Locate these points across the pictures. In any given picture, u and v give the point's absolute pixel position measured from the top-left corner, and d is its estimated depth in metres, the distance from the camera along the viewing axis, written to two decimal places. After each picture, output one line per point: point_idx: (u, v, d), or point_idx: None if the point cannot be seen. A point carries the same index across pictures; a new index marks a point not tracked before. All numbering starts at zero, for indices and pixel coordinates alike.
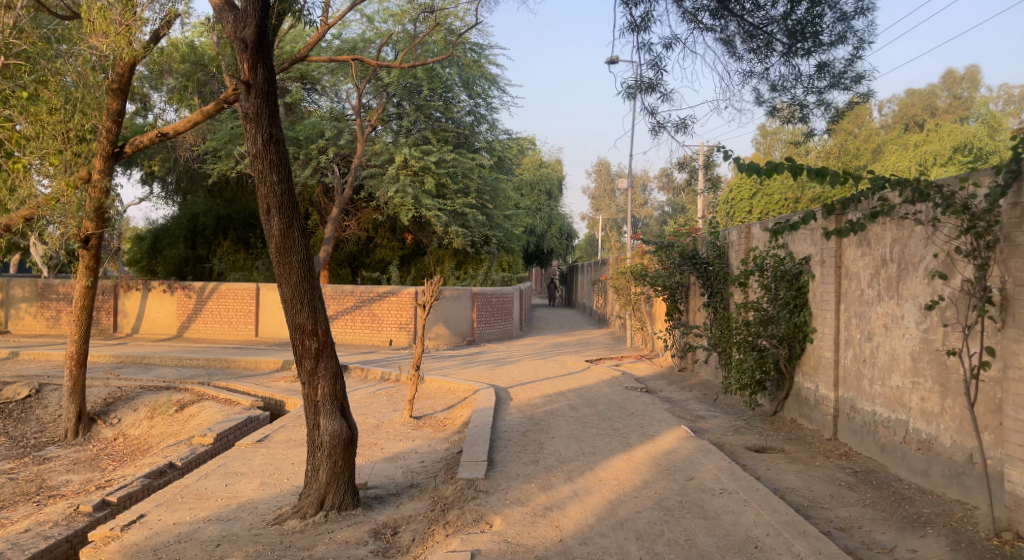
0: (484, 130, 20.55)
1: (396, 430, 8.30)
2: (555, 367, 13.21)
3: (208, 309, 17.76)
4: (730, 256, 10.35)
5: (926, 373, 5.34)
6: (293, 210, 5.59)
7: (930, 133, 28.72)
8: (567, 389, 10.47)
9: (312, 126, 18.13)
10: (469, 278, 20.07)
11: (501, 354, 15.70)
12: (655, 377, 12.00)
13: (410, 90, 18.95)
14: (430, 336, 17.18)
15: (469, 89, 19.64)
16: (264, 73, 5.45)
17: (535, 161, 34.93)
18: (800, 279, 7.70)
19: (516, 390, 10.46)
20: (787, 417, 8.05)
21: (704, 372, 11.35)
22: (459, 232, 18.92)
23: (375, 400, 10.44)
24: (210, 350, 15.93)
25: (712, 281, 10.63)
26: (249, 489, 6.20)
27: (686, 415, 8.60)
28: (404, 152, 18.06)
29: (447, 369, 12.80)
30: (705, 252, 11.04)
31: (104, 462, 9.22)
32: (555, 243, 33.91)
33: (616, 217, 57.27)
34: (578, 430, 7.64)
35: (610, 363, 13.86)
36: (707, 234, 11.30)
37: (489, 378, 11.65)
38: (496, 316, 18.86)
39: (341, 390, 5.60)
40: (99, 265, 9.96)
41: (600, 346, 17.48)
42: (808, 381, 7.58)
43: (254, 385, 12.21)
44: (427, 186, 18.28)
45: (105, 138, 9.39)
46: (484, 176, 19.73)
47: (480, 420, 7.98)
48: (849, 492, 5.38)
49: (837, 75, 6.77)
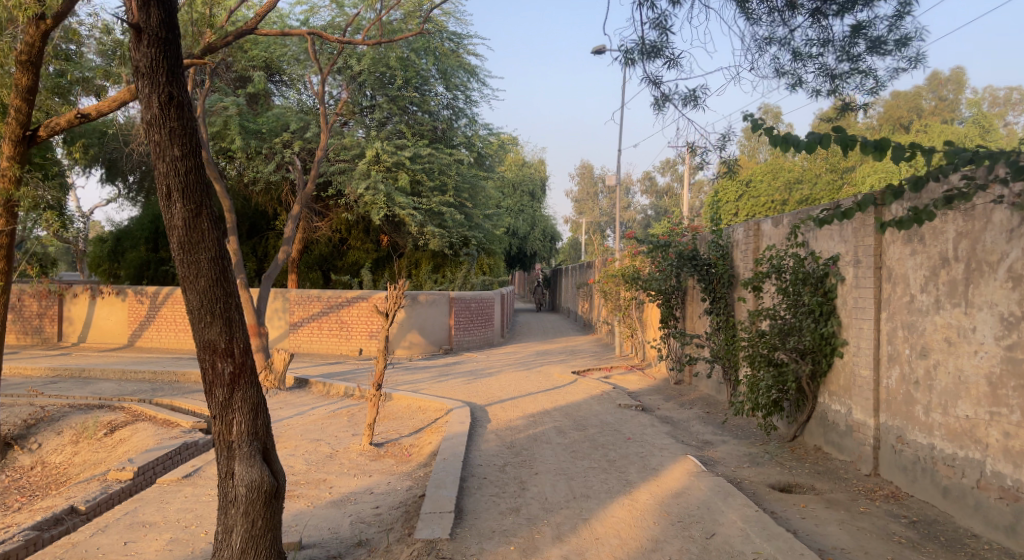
0: (463, 125, 19.35)
1: (351, 463, 7.01)
2: (539, 380, 11.98)
3: (162, 316, 16.32)
4: (735, 257, 9.24)
5: (1012, 402, 4.22)
6: (203, 195, 4.32)
7: (920, 134, 28.04)
8: (552, 408, 9.27)
9: (275, 118, 16.71)
10: (447, 282, 18.83)
11: (480, 364, 14.50)
12: (649, 391, 10.84)
13: (382, 81, 17.67)
14: (403, 344, 15.92)
15: (446, 80, 18.41)
16: (160, 14, 4.16)
17: (519, 161, 33.74)
18: (826, 283, 6.58)
19: (495, 408, 9.24)
20: (809, 443, 6.90)
21: (705, 388, 10.19)
22: (435, 232, 17.68)
23: (334, 422, 9.13)
24: (161, 361, 14.52)
25: (714, 285, 9.49)
26: (153, 548, 4.91)
27: (691, 442, 7.41)
28: (376, 147, 16.81)
29: (418, 383, 11.56)
30: (707, 252, 9.89)
31: (10, 498, 7.84)
32: (538, 246, 32.80)
33: (600, 220, 56.44)
34: (568, 463, 6.41)
35: (599, 375, 12.68)
36: (708, 233, 10.16)
37: (465, 394, 10.39)
38: (475, 322, 17.63)
39: (265, 429, 4.34)
40: (13, 268, 8.53)
41: (587, 355, 16.31)
42: (836, 403, 6.43)
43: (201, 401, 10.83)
44: (401, 183, 17.06)
45: (14, 118, 8.03)
46: (462, 173, 18.48)
47: (450, 450, 6.72)
48: (914, 555, 4.23)
49: (876, 38, 5.66)
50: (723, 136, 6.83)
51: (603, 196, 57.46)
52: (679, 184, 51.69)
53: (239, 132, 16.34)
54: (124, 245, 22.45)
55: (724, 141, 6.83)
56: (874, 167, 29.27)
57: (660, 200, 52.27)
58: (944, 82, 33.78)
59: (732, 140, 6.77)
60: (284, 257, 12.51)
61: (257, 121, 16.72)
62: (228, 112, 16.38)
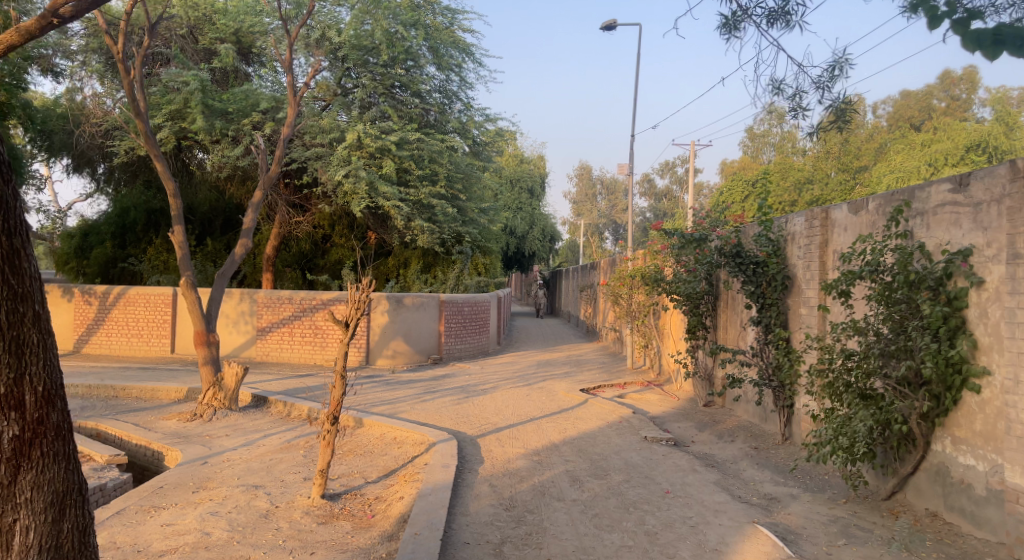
0: (457, 110, 17.48)
1: (289, 530, 5.09)
2: (542, 400, 10.10)
3: (113, 320, 14.38)
4: (791, 253, 7.42)
5: None
6: None
7: (939, 140, 27.07)
8: (561, 441, 7.42)
9: (244, 96, 14.69)
10: (438, 284, 16.89)
11: (473, 377, 12.65)
12: (676, 417, 9.01)
13: (368, 59, 15.99)
14: (386, 353, 14.00)
15: (437, 59, 16.55)
16: None
17: (517, 156, 31.75)
18: (950, 287, 4.74)
19: (490, 441, 7.38)
20: (918, 506, 5.05)
21: (748, 414, 8.38)
22: (424, 227, 15.84)
23: (285, 458, 7.19)
24: (103, 372, 12.56)
25: (764, 289, 7.65)
26: None
27: (752, 499, 5.55)
28: (357, 130, 14.88)
29: (398, 403, 9.69)
30: (753, 248, 7.99)
31: None
32: (537, 247, 30.99)
33: (597, 223, 54.77)
34: (593, 540, 4.57)
35: (613, 393, 10.83)
36: (753, 225, 8.29)
37: (453, 420, 8.49)
38: (469, 328, 15.73)
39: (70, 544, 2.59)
40: None
41: (594, 366, 14.48)
42: (967, 456, 4.60)
43: (133, 425, 8.85)
44: (385, 171, 15.15)
45: None
46: (456, 161, 16.51)
47: (426, 518, 4.82)
48: None
49: None
50: (826, 70, 4.92)
51: (602, 198, 55.68)
52: (680, 186, 50.14)
53: (202, 112, 14.31)
54: (90, 242, 20.81)
55: (826, 80, 4.94)
56: (889, 166, 27.96)
57: (659, 202, 50.69)
58: (957, 80, 32.63)
59: (842, 78, 4.85)
60: (242, 252, 10.59)
61: (221, 98, 14.65)
62: (190, 89, 14.23)
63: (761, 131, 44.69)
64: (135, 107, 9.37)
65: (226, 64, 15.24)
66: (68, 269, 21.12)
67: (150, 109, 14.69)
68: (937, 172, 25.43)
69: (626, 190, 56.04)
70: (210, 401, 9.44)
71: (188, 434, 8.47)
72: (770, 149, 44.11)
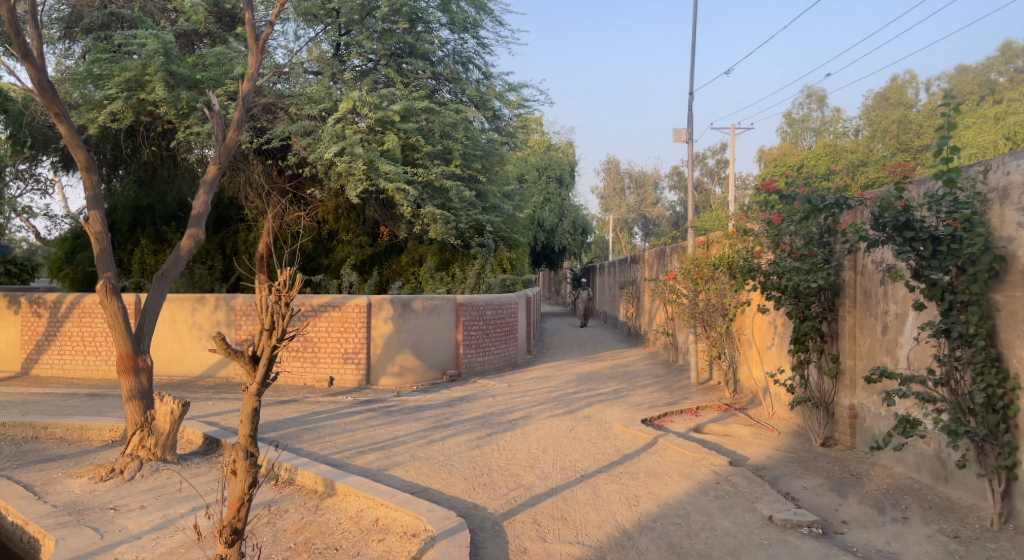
0: (474, 78, 14.81)
1: None
2: (594, 438, 7.35)
3: (65, 334, 11.95)
4: (1006, 218, 4.64)
5: None
6: None
7: (1018, 110, 23.80)
8: (638, 529, 4.69)
9: (217, 60, 12.18)
10: (455, 284, 14.18)
11: (498, 399, 9.97)
12: (795, 470, 6.20)
13: (367, 14, 13.36)
14: (391, 371, 11.37)
15: (449, 16, 13.93)
16: None
17: (543, 142, 28.98)
18: None
19: (525, 530, 4.68)
20: None
21: (909, 469, 5.59)
22: (437, 215, 13.20)
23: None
24: (41, 400, 10.09)
25: (957, 280, 4.82)
26: None
27: None
28: (352, 97, 12.26)
29: (393, 447, 7.04)
30: (929, 213, 5.15)
31: None
32: (568, 241, 28.18)
33: (627, 218, 51.80)
34: None
35: (687, 426, 8.02)
36: (919, 183, 5.49)
37: (468, 481, 5.76)
38: (494, 336, 13.03)
39: None
40: None
41: (648, 380, 11.69)
42: None
43: (22, 489, 6.28)
44: (389, 147, 12.54)
45: None
46: (473, 136, 13.86)
47: None
48: None
49: None
50: None
51: (631, 193, 52.55)
52: (713, 176, 46.92)
53: (163, 80, 11.76)
54: (80, 246, 18.55)
55: None
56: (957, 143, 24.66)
57: (691, 194, 47.50)
58: (1020, 51, 30.10)
59: None
60: (190, 246, 8.00)
61: (189, 63, 12.16)
62: (148, 50, 11.71)
63: (800, 116, 41.49)
64: (19, 42, 6.56)
65: (197, 24, 12.73)
66: (63, 277, 18.79)
67: (104, 79, 12.26)
68: (1016, 146, 22.07)
69: (655, 182, 52.87)
70: (135, 450, 6.78)
71: (88, 505, 5.86)
72: (811, 135, 40.81)
